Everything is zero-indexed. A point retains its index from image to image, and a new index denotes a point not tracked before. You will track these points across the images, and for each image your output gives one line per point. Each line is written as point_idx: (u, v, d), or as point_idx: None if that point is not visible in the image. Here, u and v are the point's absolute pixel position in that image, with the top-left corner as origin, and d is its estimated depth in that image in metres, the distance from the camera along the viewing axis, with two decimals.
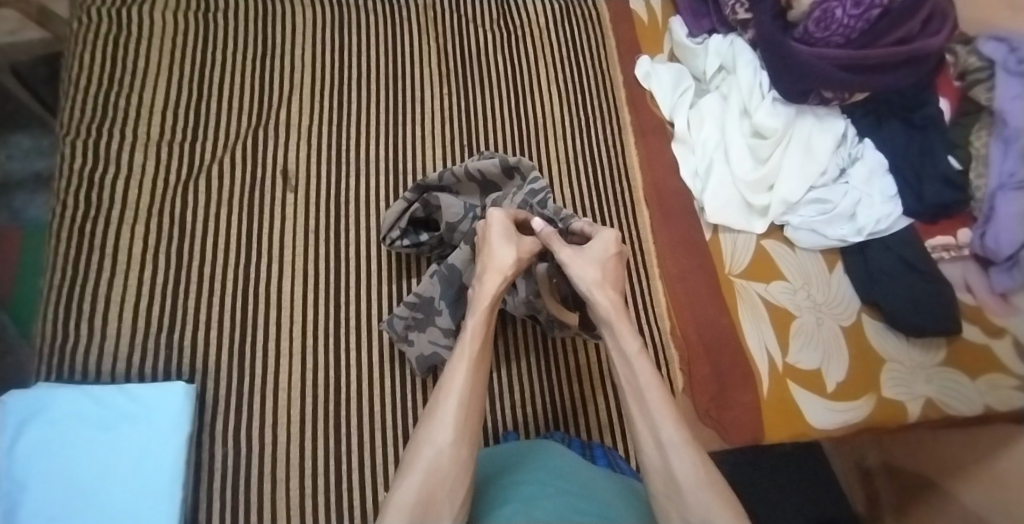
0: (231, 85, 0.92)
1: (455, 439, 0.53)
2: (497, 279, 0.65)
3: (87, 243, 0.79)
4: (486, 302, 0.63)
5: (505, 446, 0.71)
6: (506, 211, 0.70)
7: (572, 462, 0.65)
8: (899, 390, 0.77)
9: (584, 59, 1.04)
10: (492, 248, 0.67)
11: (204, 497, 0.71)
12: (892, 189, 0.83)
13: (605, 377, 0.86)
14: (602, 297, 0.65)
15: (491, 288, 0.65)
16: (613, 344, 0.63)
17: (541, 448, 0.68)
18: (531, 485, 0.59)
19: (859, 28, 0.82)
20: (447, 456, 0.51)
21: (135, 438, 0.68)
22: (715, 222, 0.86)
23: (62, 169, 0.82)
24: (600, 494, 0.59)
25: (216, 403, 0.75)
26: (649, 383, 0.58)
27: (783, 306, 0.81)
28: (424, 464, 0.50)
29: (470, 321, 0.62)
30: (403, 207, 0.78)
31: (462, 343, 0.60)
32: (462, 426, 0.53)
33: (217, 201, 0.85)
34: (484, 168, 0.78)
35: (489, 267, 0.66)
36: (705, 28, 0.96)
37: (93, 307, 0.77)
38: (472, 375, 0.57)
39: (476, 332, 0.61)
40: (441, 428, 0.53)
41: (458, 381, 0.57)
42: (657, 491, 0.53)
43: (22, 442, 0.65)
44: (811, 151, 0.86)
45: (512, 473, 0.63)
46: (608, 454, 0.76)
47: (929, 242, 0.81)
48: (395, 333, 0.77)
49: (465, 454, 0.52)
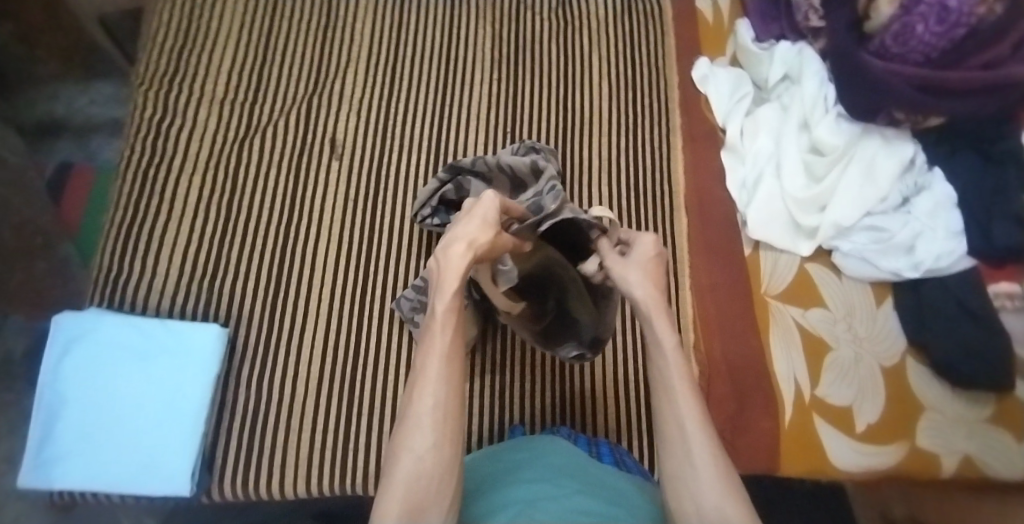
0: (291, 51, 0.95)
1: (436, 440, 0.47)
2: (464, 251, 0.53)
3: (148, 185, 0.84)
4: (453, 281, 0.52)
5: (514, 441, 0.72)
6: (499, 199, 0.59)
7: (580, 463, 0.64)
8: (935, 442, 0.73)
9: (641, 53, 0.99)
10: (470, 221, 0.55)
11: (222, 435, 0.75)
12: (959, 224, 0.77)
13: (617, 374, 0.86)
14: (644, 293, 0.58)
15: (457, 265, 0.52)
16: (646, 329, 0.57)
17: (547, 446, 0.68)
18: (534, 482, 0.58)
19: (941, 47, 0.73)
20: (429, 460, 0.46)
21: (166, 371, 0.72)
22: (757, 239, 0.82)
23: (134, 116, 0.88)
24: (608, 494, 0.57)
25: (244, 349, 0.78)
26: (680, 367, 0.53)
27: (819, 335, 0.79)
28: (404, 475, 0.45)
29: (437, 306, 0.51)
30: (435, 186, 0.80)
31: (430, 335, 0.51)
32: (441, 426, 0.47)
33: (267, 160, 0.88)
34: (515, 164, 0.77)
35: (450, 244, 0.52)
36: (774, 33, 0.89)
37: (147, 246, 0.82)
38: (445, 369, 0.49)
39: (446, 320, 0.51)
40: (419, 430, 0.47)
41: (430, 377, 0.49)
42: (671, 477, 0.50)
43: (67, 357, 0.71)
44: (872, 173, 0.80)
45: (520, 472, 0.62)
46: (616, 454, 0.75)
47: (992, 287, 0.75)
48: (403, 314, 0.78)
49: (448, 454, 0.47)
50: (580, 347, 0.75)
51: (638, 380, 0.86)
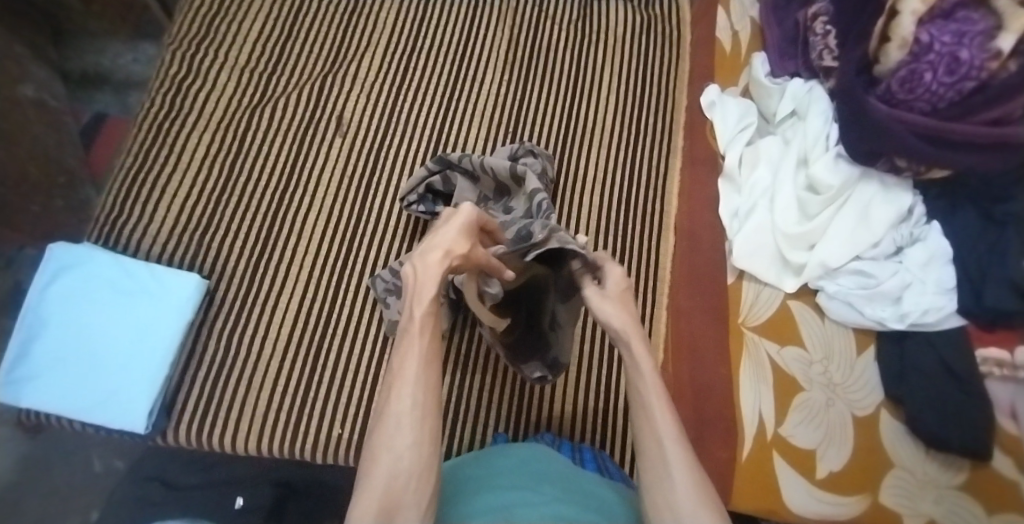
0: (315, 30, 0.99)
1: (415, 439, 0.48)
2: (440, 259, 0.53)
3: (161, 137, 0.89)
4: (430, 290, 0.53)
5: (500, 448, 0.69)
6: (477, 211, 0.60)
7: (560, 470, 0.63)
8: (899, 501, 0.70)
9: (654, 75, 1.02)
10: (444, 228, 0.56)
11: (186, 381, 0.77)
12: (951, 281, 0.74)
13: (599, 385, 0.87)
14: (620, 322, 0.59)
15: (434, 275, 0.53)
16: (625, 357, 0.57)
17: (534, 454, 0.66)
18: (513, 490, 0.57)
19: (948, 98, 0.71)
20: (407, 459, 0.47)
21: (142, 312, 0.74)
22: (742, 268, 0.82)
23: (160, 72, 0.93)
24: (585, 500, 0.57)
25: (221, 302, 0.81)
26: (657, 391, 0.54)
27: (792, 374, 0.77)
28: (382, 476, 0.46)
29: (415, 313, 0.52)
30: (423, 175, 0.82)
31: (406, 341, 0.52)
32: (420, 426, 0.48)
33: (275, 129, 0.91)
34: (496, 167, 0.79)
35: (427, 252, 0.54)
36: (789, 70, 0.89)
37: (148, 194, 0.85)
38: (422, 371, 0.50)
39: (424, 326, 0.52)
40: (399, 430, 0.48)
41: (407, 379, 0.50)
42: (649, 486, 0.51)
43: (54, 285, 0.74)
44: (865, 219, 0.79)
45: (496, 477, 0.61)
46: (598, 460, 0.77)
47: (980, 352, 0.72)
48: (377, 293, 0.79)
49: (427, 454, 0.48)
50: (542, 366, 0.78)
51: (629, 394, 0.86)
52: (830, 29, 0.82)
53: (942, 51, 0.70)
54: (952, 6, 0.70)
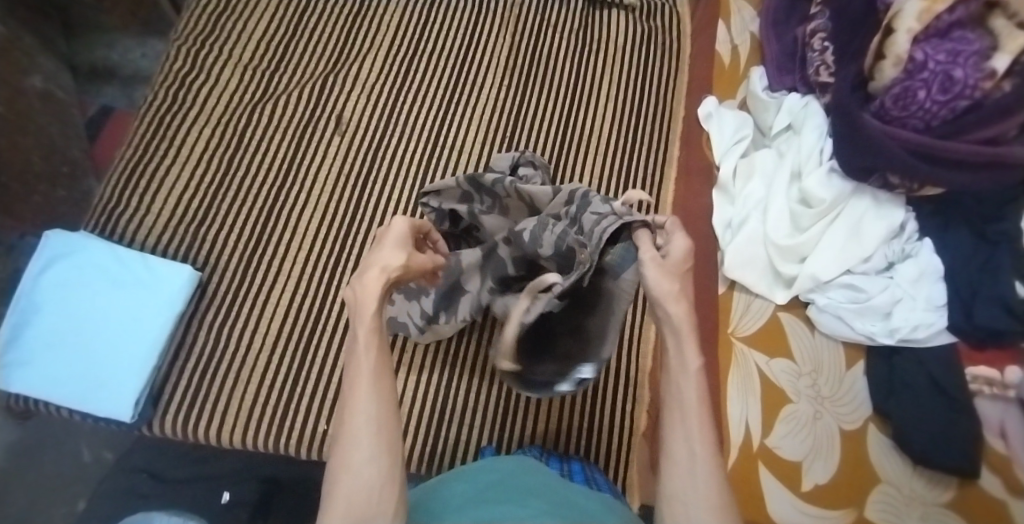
0: (318, 30, 1.00)
1: (375, 451, 0.46)
2: (379, 277, 0.54)
3: (162, 130, 0.90)
4: (371, 308, 0.52)
5: (485, 461, 0.68)
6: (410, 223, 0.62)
7: (551, 486, 0.62)
8: (884, 515, 0.69)
9: (652, 86, 1.03)
10: (381, 248, 0.57)
11: (174, 371, 0.77)
12: (941, 298, 0.74)
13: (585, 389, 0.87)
14: (676, 305, 0.56)
15: (374, 291, 0.53)
16: (672, 348, 0.56)
17: (521, 467, 0.65)
18: (502, 503, 0.55)
19: (941, 116, 0.73)
20: (370, 474, 0.45)
21: (133, 301, 0.75)
22: (732, 277, 0.82)
23: (164, 67, 0.94)
24: (575, 513, 0.55)
25: (213, 294, 0.82)
26: (699, 402, 0.53)
27: (780, 387, 0.77)
28: (346, 492, 0.44)
29: (359, 332, 0.51)
30: (447, 185, 0.79)
31: (352, 360, 0.50)
32: (381, 439, 0.47)
33: (275, 126, 0.92)
34: (535, 193, 0.75)
35: (364, 271, 0.54)
36: (786, 85, 0.89)
37: (146, 186, 0.86)
38: (373, 387, 0.49)
39: (369, 344, 0.50)
40: (357, 444, 0.46)
41: (361, 395, 0.48)
42: (670, 491, 0.52)
43: (46, 272, 0.74)
44: (856, 234, 0.79)
45: (484, 490, 0.60)
46: (586, 472, 0.77)
47: (969, 369, 0.72)
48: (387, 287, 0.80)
49: (389, 467, 0.46)
50: (577, 363, 0.69)
51: (615, 400, 0.87)
52: (828, 46, 0.83)
53: (936, 69, 0.71)
54: (947, 25, 0.71)
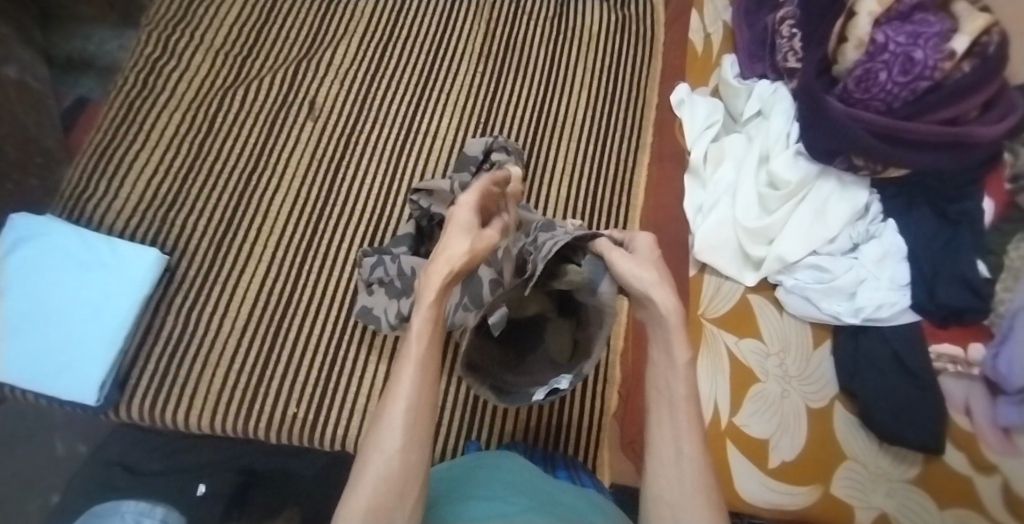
0: (294, 15, 1.01)
1: (405, 442, 0.50)
2: (443, 271, 0.54)
3: (132, 115, 0.90)
4: (431, 296, 0.54)
5: (470, 456, 0.70)
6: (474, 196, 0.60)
7: (535, 482, 0.63)
8: (851, 492, 0.70)
9: (626, 73, 1.04)
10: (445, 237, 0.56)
11: (141, 356, 0.77)
12: (905, 277, 0.75)
13: None
14: (664, 296, 0.55)
15: (438, 285, 0.54)
16: (661, 339, 0.56)
17: (505, 463, 0.66)
18: (486, 500, 0.57)
19: (903, 97, 0.73)
20: (396, 462, 0.49)
21: (98, 283, 0.74)
22: (703, 260, 0.83)
23: (135, 52, 0.94)
24: (558, 509, 0.56)
25: (182, 279, 0.81)
26: (687, 398, 0.54)
27: (748, 365, 0.77)
28: (372, 473, 0.48)
29: (414, 321, 0.54)
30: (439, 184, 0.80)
31: (404, 349, 0.53)
32: (411, 430, 0.50)
33: (246, 111, 0.92)
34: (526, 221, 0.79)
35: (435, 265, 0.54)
36: (756, 72, 0.90)
37: (114, 170, 0.86)
38: (417, 382, 0.52)
39: (420, 336, 0.53)
40: (390, 432, 0.50)
41: (405, 383, 0.52)
42: (655, 488, 0.53)
43: (13, 255, 0.74)
44: (822, 216, 0.81)
45: (468, 488, 0.61)
46: (570, 470, 0.76)
47: (933, 347, 0.73)
48: (364, 273, 0.79)
49: (414, 460, 0.50)
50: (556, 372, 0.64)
51: (588, 380, 0.87)
52: (796, 32, 0.83)
53: (896, 50, 0.72)
54: (909, 8, 0.73)
